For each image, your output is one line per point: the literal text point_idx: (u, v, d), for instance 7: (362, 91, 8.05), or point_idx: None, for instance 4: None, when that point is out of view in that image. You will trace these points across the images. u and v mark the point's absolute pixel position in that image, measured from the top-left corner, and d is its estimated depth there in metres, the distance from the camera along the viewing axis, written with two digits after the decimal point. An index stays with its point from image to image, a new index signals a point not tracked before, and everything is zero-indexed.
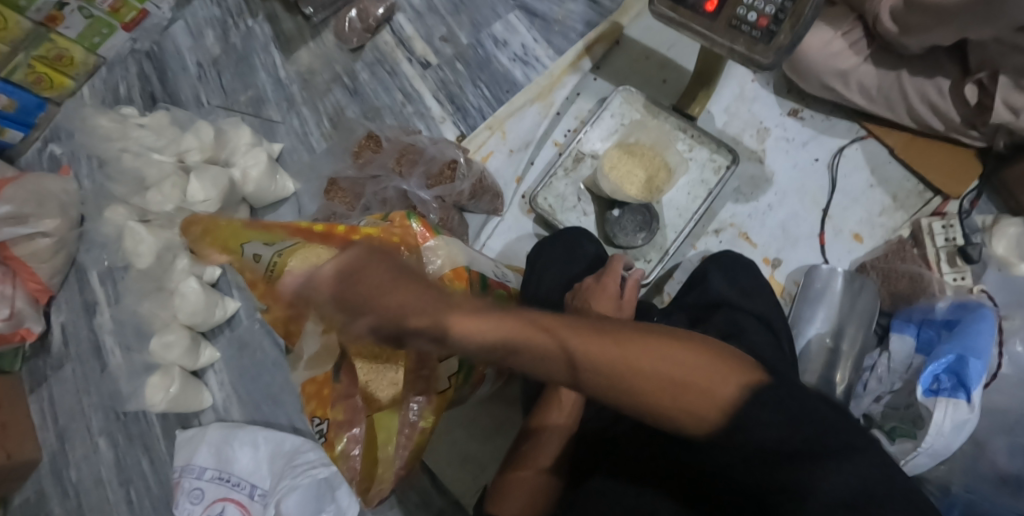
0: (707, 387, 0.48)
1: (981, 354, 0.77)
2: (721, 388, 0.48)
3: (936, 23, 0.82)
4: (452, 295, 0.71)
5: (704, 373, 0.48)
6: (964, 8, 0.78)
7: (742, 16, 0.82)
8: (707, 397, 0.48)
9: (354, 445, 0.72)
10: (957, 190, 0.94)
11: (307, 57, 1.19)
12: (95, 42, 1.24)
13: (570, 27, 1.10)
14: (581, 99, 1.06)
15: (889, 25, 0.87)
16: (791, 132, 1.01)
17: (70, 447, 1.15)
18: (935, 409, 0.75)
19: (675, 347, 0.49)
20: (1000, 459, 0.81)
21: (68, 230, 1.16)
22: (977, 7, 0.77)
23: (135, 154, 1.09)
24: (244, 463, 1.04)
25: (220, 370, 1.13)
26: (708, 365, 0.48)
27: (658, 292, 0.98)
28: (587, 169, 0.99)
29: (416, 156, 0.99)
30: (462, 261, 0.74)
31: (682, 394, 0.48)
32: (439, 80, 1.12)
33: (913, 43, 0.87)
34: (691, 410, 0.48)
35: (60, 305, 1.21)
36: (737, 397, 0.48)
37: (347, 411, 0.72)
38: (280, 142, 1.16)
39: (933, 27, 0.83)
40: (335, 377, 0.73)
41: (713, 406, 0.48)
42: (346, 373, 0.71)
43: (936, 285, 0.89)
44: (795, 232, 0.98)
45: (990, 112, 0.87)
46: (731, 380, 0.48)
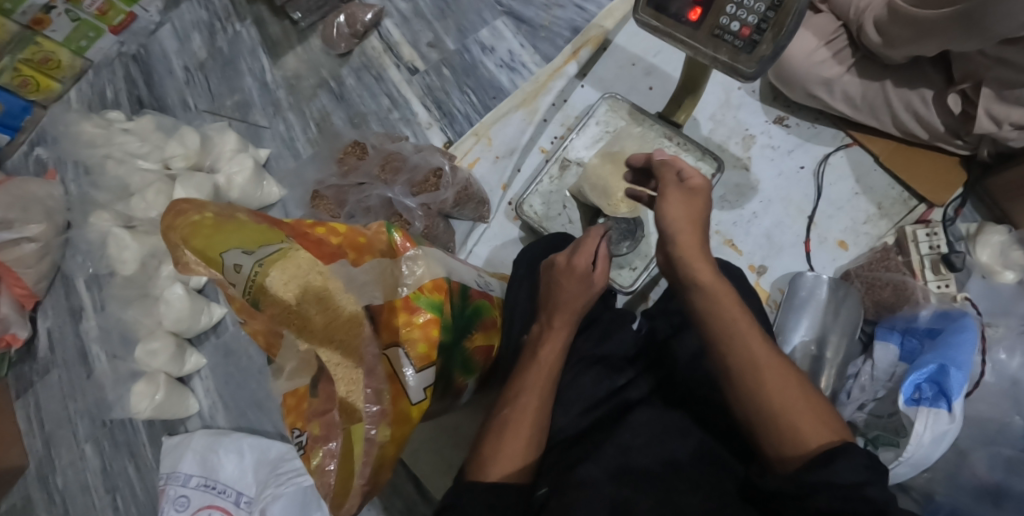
0: (809, 428, 0.57)
1: (961, 365, 0.77)
2: (814, 437, 0.57)
3: (918, 35, 0.82)
4: (428, 304, 0.71)
5: (809, 417, 0.58)
6: (947, 22, 0.78)
7: (724, 26, 0.81)
8: (798, 436, 0.57)
9: (328, 459, 0.64)
10: (942, 198, 0.95)
11: (293, 62, 1.19)
12: (82, 46, 1.24)
13: (556, 33, 1.10)
14: (567, 106, 1.05)
15: (873, 36, 0.88)
16: (776, 140, 1.01)
17: (56, 453, 1.15)
18: (916, 419, 0.76)
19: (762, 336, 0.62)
20: (981, 469, 0.81)
21: (53, 235, 1.16)
22: (958, 18, 0.77)
23: (118, 162, 1.09)
24: (229, 470, 1.03)
25: (206, 376, 1.13)
26: (816, 415, 0.58)
27: (643, 298, 0.99)
28: (572, 177, 0.98)
29: (400, 163, 0.99)
30: (440, 273, 0.74)
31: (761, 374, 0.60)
32: (426, 86, 1.12)
33: (895, 54, 0.87)
34: (784, 428, 0.58)
35: (46, 310, 1.20)
36: (824, 446, 0.56)
37: (324, 426, 0.65)
38: (267, 147, 1.15)
39: (916, 40, 0.83)
40: (320, 384, 0.67)
41: (799, 448, 0.57)
42: (323, 386, 0.67)
43: (920, 293, 0.89)
44: (780, 240, 0.98)
45: (974, 121, 0.87)
46: (826, 430, 0.57)
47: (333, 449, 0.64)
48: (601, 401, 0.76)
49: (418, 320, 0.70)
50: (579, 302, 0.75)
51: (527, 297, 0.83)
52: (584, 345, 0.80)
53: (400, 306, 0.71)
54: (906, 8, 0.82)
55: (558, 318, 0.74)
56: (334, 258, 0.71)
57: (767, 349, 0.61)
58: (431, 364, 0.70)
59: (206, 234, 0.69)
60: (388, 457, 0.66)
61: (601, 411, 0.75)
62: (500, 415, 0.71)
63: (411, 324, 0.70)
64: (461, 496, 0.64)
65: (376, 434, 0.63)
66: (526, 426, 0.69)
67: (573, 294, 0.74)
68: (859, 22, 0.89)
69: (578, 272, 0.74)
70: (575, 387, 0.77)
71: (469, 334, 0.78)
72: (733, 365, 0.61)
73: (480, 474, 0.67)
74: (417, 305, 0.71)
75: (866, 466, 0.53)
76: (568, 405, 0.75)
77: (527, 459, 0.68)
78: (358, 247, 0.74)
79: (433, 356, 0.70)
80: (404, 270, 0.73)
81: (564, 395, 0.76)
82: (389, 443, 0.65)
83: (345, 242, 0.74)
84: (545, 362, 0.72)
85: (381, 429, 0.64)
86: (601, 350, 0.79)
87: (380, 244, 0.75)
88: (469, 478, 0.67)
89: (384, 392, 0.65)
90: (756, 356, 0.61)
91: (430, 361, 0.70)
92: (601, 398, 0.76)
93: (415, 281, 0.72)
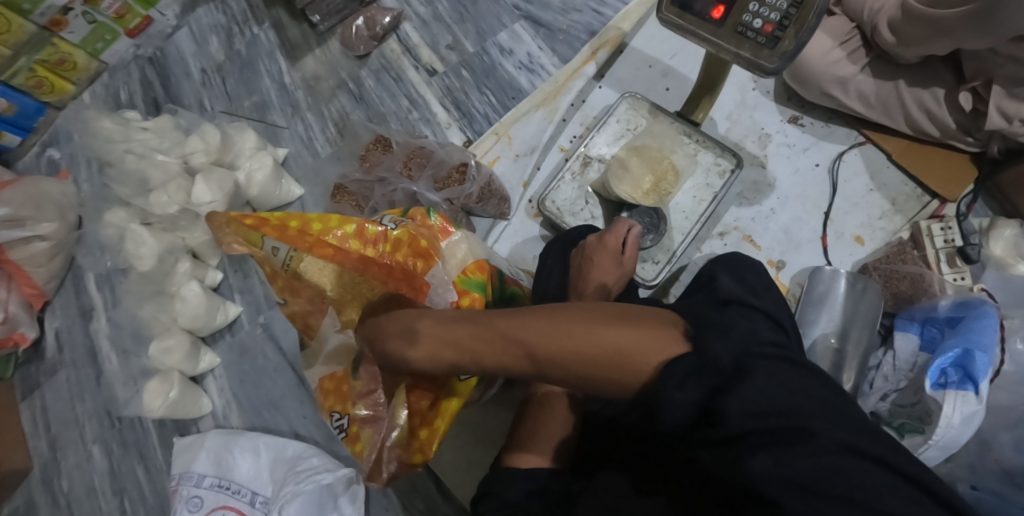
0: (632, 358, 0.57)
1: (986, 348, 0.78)
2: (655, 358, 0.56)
3: (930, 35, 0.86)
4: (477, 287, 0.75)
5: (639, 342, 0.57)
6: (959, 22, 0.81)
7: (747, 23, 0.83)
8: (630, 365, 0.57)
9: (379, 438, 0.69)
10: (954, 193, 0.97)
11: (312, 64, 1.20)
12: (98, 48, 1.24)
13: (574, 36, 1.12)
14: (586, 106, 1.07)
15: (886, 36, 0.91)
16: (792, 138, 1.03)
17: (61, 456, 1.12)
18: (944, 402, 0.77)
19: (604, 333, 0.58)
20: (1005, 454, 0.83)
21: (66, 233, 1.15)
22: (971, 20, 0.80)
23: (138, 157, 1.08)
24: (244, 469, 1.01)
25: (220, 375, 1.11)
26: (640, 334, 0.57)
27: (664, 293, 0.99)
28: (595, 173, 0.99)
29: (424, 159, 0.99)
30: (481, 255, 0.78)
31: (621, 369, 0.57)
32: (445, 87, 1.14)
33: (908, 53, 0.90)
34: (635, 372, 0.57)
35: (55, 310, 1.18)
36: (650, 364, 0.56)
37: (369, 406, 0.70)
38: (285, 147, 1.16)
39: (928, 38, 0.86)
40: (363, 368, 0.69)
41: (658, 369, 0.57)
42: (366, 367, 0.69)
43: (937, 285, 0.91)
44: (797, 235, 1.00)
45: (985, 118, 0.90)
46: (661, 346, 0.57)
47: (382, 428, 0.69)
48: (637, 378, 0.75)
49: (464, 301, 0.74)
50: (609, 277, 0.82)
51: (558, 282, 0.85)
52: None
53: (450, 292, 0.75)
54: (920, 8, 0.85)
55: (586, 293, 0.81)
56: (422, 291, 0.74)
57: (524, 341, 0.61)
58: None
59: (252, 223, 0.73)
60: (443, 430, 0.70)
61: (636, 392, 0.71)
62: (538, 396, 0.80)
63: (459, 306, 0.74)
64: (500, 481, 0.71)
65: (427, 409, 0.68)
66: (561, 411, 0.76)
67: (605, 268, 0.82)
68: (874, 22, 0.92)
69: (609, 248, 0.84)
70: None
71: None
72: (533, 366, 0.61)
73: (518, 460, 0.73)
74: (465, 287, 0.75)
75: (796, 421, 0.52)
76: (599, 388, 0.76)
77: (555, 444, 0.73)
78: (421, 254, 0.76)
79: None
80: (445, 255, 0.78)
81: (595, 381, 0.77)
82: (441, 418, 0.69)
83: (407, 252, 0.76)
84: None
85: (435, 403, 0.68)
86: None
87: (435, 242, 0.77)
88: (508, 463, 0.73)
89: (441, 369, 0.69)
90: (574, 346, 0.59)
91: None
92: None
93: (458, 264, 0.77)
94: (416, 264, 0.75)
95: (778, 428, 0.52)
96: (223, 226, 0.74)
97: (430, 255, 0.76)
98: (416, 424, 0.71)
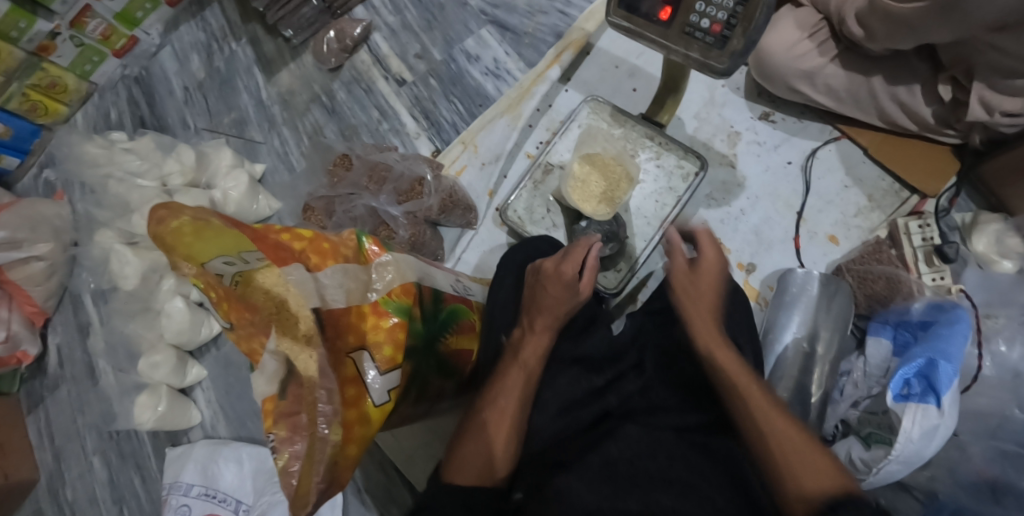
0: (801, 467, 0.59)
1: (951, 357, 0.76)
2: (818, 483, 0.58)
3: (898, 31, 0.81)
4: (396, 309, 0.68)
5: (816, 464, 0.59)
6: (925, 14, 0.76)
7: (694, 23, 0.75)
8: (797, 463, 0.60)
9: (293, 460, 0.61)
10: (934, 188, 0.93)
11: (286, 78, 1.21)
12: (87, 69, 1.26)
13: (540, 40, 1.10)
14: (552, 110, 1.07)
15: (855, 29, 0.85)
16: (762, 136, 1.00)
17: (65, 467, 1.18)
18: (903, 416, 0.74)
19: (798, 439, 0.61)
20: (981, 464, 0.80)
21: (60, 253, 1.19)
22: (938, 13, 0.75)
23: (119, 180, 1.13)
24: (229, 479, 1.04)
25: (207, 387, 1.15)
26: (820, 468, 0.59)
27: (630, 299, 0.98)
28: (555, 181, 0.97)
29: (386, 173, 0.98)
30: (411, 277, 0.71)
31: (789, 463, 0.60)
32: (414, 97, 1.13)
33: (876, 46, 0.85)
34: (783, 468, 0.60)
35: (56, 326, 1.24)
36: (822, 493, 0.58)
37: (290, 427, 0.62)
38: (263, 163, 1.17)
39: (895, 33, 0.81)
40: (290, 386, 0.63)
41: (805, 490, 0.58)
42: (293, 388, 0.63)
43: (914, 286, 0.87)
44: (768, 236, 0.97)
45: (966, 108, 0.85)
46: (827, 476, 0.58)
47: (299, 450, 0.61)
48: (583, 402, 0.72)
49: (385, 323, 0.67)
50: (561, 308, 0.74)
51: (506, 297, 0.81)
52: (563, 345, 0.77)
53: (370, 311, 0.68)
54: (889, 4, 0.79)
55: (539, 321, 0.74)
56: (290, 261, 0.63)
57: (758, 388, 0.66)
58: (397, 367, 0.67)
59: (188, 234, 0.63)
60: (348, 457, 0.63)
61: (580, 417, 0.71)
62: (479, 418, 0.69)
63: (378, 327, 0.67)
64: (436, 497, 0.62)
65: (328, 434, 0.60)
66: (508, 421, 0.68)
67: (556, 299, 0.73)
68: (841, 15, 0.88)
69: (563, 278, 0.74)
70: (553, 388, 0.73)
71: (443, 338, 0.74)
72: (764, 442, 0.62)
73: (455, 473, 0.64)
74: (385, 310, 0.68)
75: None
76: (544, 406, 0.72)
77: (506, 457, 0.67)
78: (323, 252, 0.67)
79: (399, 359, 0.67)
80: (373, 276, 0.70)
81: (540, 395, 0.73)
82: (346, 444, 0.62)
83: (309, 247, 0.67)
84: (524, 365, 0.72)
85: (334, 429, 0.61)
86: (579, 351, 0.76)
87: (342, 249, 0.69)
88: (447, 479, 0.64)
89: (338, 393, 0.61)
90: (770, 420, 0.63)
91: (396, 363, 0.67)
92: (581, 399, 0.73)
93: (384, 286, 0.69)
94: (312, 260, 0.66)
95: None
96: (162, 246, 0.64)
97: (331, 254, 0.68)
98: (353, 432, 0.63)
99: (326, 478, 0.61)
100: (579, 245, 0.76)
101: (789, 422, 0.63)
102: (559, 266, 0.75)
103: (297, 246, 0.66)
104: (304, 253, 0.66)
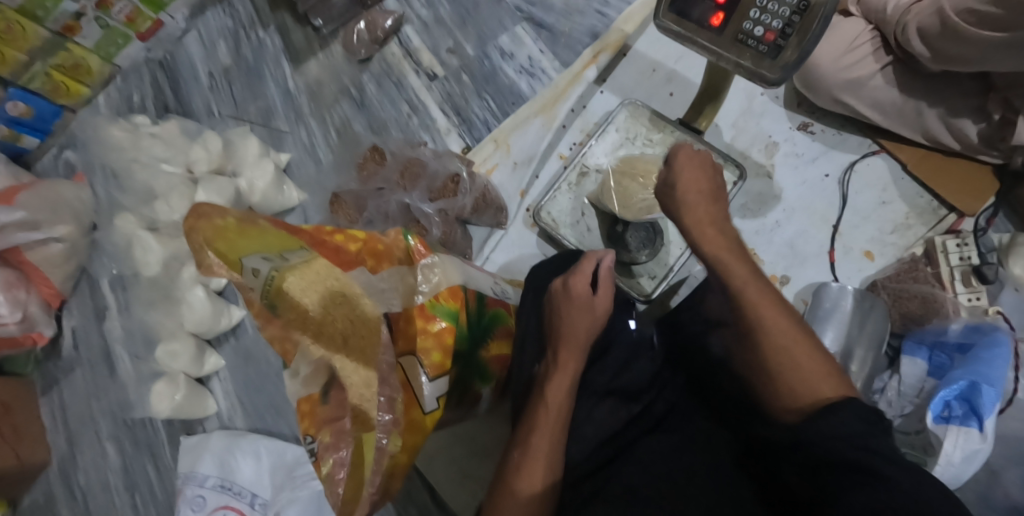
0: (804, 362, 0.59)
1: (994, 381, 0.75)
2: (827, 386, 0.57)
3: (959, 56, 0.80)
4: (445, 314, 0.67)
5: (817, 368, 0.58)
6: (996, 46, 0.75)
7: (747, 31, 0.71)
8: (796, 366, 0.58)
9: (338, 468, 0.61)
10: (972, 207, 0.92)
11: (315, 68, 1.20)
12: (111, 52, 1.24)
13: (576, 40, 1.09)
14: (587, 112, 1.05)
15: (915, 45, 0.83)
16: (801, 147, 0.99)
17: (78, 451, 1.16)
18: (945, 438, 0.74)
19: (798, 342, 0.60)
20: (1013, 490, 0.79)
21: (80, 236, 1.17)
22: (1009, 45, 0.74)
23: (143, 166, 1.11)
24: (246, 472, 1.02)
25: (225, 378, 1.13)
26: (820, 371, 0.58)
27: (662, 306, 0.96)
28: (592, 184, 0.96)
29: (419, 169, 0.97)
30: (457, 280, 0.70)
31: (794, 366, 0.59)
32: (445, 93, 1.12)
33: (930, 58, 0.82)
34: (790, 370, 0.59)
35: (72, 309, 1.22)
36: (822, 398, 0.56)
37: (335, 433, 0.63)
38: (288, 153, 1.16)
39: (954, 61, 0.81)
40: (333, 392, 0.64)
41: (803, 394, 0.57)
42: (336, 393, 0.64)
43: (950, 306, 0.86)
44: (803, 249, 0.96)
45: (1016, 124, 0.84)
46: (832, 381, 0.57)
47: (345, 457, 0.61)
48: (618, 434, 0.70)
49: (433, 327, 0.66)
50: (584, 333, 0.70)
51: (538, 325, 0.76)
52: (595, 375, 0.75)
53: (417, 314, 0.66)
54: (961, 24, 0.76)
55: (564, 351, 0.70)
56: (353, 265, 0.66)
57: (770, 304, 0.63)
58: (445, 373, 0.65)
59: (232, 233, 0.64)
60: (400, 467, 0.63)
61: (616, 446, 0.69)
62: (511, 459, 0.65)
63: (427, 332, 0.65)
64: None
65: (386, 444, 0.60)
66: (542, 464, 0.63)
67: (574, 322, 0.71)
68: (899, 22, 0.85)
69: (580, 299, 0.71)
70: (591, 421, 0.71)
71: (485, 344, 0.74)
72: (772, 360, 0.60)
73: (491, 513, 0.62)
74: (433, 313, 0.66)
75: (870, 420, 0.52)
76: (582, 437, 0.70)
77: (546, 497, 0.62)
78: (376, 254, 0.69)
79: (447, 364, 0.66)
80: (419, 278, 0.69)
81: (578, 428, 0.71)
82: (400, 452, 0.62)
83: (363, 249, 0.69)
84: (552, 403, 0.66)
85: (393, 438, 0.61)
86: (616, 382, 0.74)
87: (394, 251, 0.70)
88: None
89: (397, 401, 0.62)
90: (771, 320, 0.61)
91: (444, 369, 0.65)
92: (619, 430, 0.70)
93: (431, 288, 0.68)
94: (366, 262, 0.68)
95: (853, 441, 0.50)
96: (199, 244, 0.63)
97: (384, 257, 0.70)
98: (406, 440, 0.63)
99: (380, 488, 0.61)
100: (587, 261, 0.74)
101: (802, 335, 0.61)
102: (565, 283, 0.73)
103: (351, 248, 0.69)
104: (357, 255, 0.68)
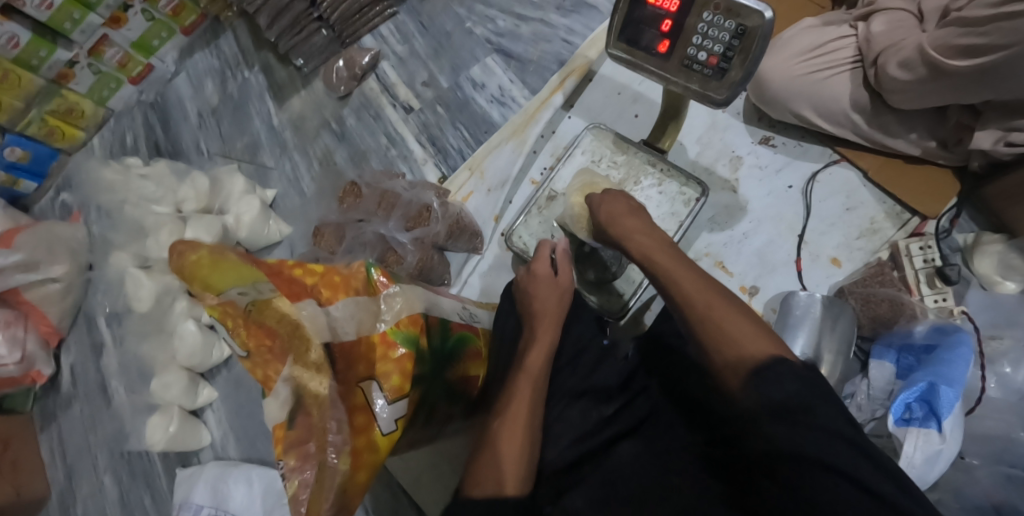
0: (730, 329, 0.60)
1: (953, 382, 0.78)
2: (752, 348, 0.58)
3: (930, 89, 0.82)
4: (404, 339, 0.70)
5: (749, 337, 0.59)
6: (974, 74, 0.77)
7: (692, 56, 0.74)
8: (726, 339, 0.60)
9: (303, 488, 0.65)
10: (934, 210, 0.94)
11: (297, 104, 1.24)
12: (104, 95, 1.29)
13: (544, 66, 1.13)
14: (556, 136, 1.09)
15: (896, 71, 0.83)
16: (763, 160, 1.02)
17: (77, 484, 1.19)
18: (905, 441, 0.76)
19: (725, 311, 0.62)
20: (989, 487, 0.79)
21: (76, 274, 1.21)
22: (979, 75, 0.77)
23: (134, 205, 1.16)
24: (238, 499, 1.04)
25: (219, 408, 1.16)
26: (752, 337, 0.59)
27: (636, 322, 1.00)
28: (559, 208, 0.98)
29: (394, 199, 1.00)
30: (418, 307, 0.72)
31: (723, 347, 0.60)
32: (421, 123, 1.16)
33: (895, 98, 0.87)
34: (715, 337, 0.61)
35: (70, 346, 1.26)
36: (759, 357, 0.57)
37: (300, 456, 0.67)
38: (274, 188, 1.20)
39: (930, 93, 0.83)
40: (301, 416, 0.67)
41: (738, 358, 0.58)
42: (303, 418, 0.67)
43: (917, 308, 0.87)
44: (772, 259, 0.98)
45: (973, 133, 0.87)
46: (764, 343, 0.58)
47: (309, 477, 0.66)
48: (593, 433, 0.72)
49: (393, 354, 0.69)
50: (557, 310, 0.77)
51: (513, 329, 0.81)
52: (568, 379, 0.77)
53: (378, 341, 0.69)
54: (940, 60, 0.78)
55: (541, 323, 0.75)
56: (302, 296, 0.68)
57: (692, 277, 0.66)
58: (404, 396, 0.68)
59: (208, 264, 0.72)
60: (356, 484, 0.66)
61: (591, 444, 0.71)
62: (490, 431, 0.66)
63: (386, 357, 0.69)
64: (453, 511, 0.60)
65: (336, 462, 0.64)
66: (518, 441, 0.64)
67: (546, 300, 0.77)
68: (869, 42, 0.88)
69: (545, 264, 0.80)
70: (563, 420, 0.74)
71: (449, 367, 0.76)
72: (709, 336, 0.61)
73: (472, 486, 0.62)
74: (394, 339, 0.69)
75: (798, 377, 0.55)
76: (556, 438, 0.72)
77: (522, 467, 0.63)
78: (334, 285, 0.71)
79: (407, 388, 0.69)
80: (381, 306, 0.71)
81: (551, 428, 0.73)
82: (355, 471, 0.66)
83: (320, 281, 0.71)
84: (529, 369, 0.70)
85: (342, 458, 0.65)
86: (588, 383, 0.77)
87: (353, 281, 0.73)
88: (466, 492, 0.61)
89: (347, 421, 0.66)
90: (687, 286, 0.65)
91: (403, 393, 0.68)
92: (592, 429, 0.73)
93: (393, 317, 0.71)
94: (321, 293, 0.70)
95: (789, 404, 0.53)
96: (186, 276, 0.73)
97: (340, 288, 0.71)
98: (360, 459, 0.66)
99: (336, 505, 0.65)
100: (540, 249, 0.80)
101: (727, 303, 0.63)
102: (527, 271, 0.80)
103: (307, 278, 0.71)
104: (313, 287, 0.70)
